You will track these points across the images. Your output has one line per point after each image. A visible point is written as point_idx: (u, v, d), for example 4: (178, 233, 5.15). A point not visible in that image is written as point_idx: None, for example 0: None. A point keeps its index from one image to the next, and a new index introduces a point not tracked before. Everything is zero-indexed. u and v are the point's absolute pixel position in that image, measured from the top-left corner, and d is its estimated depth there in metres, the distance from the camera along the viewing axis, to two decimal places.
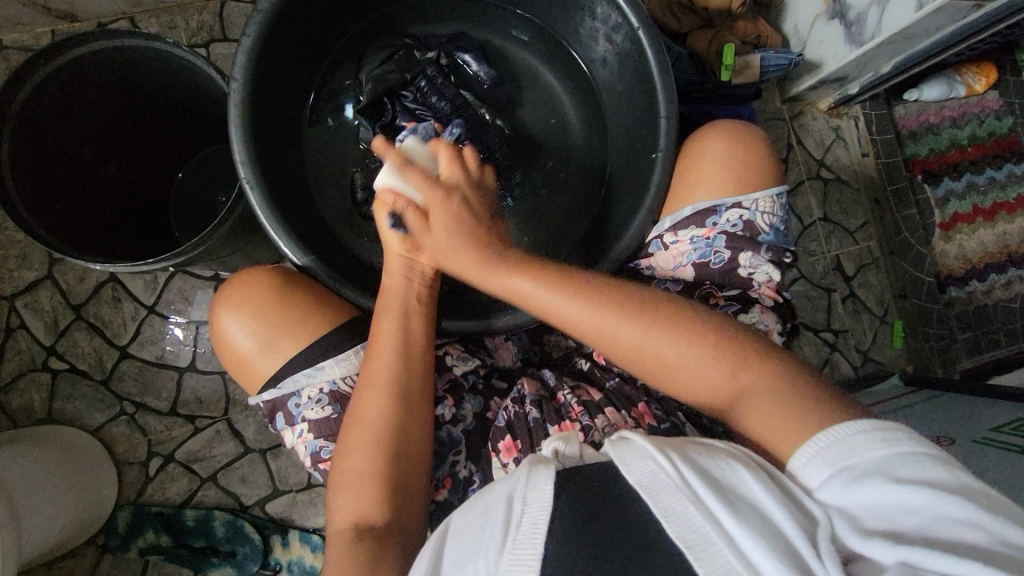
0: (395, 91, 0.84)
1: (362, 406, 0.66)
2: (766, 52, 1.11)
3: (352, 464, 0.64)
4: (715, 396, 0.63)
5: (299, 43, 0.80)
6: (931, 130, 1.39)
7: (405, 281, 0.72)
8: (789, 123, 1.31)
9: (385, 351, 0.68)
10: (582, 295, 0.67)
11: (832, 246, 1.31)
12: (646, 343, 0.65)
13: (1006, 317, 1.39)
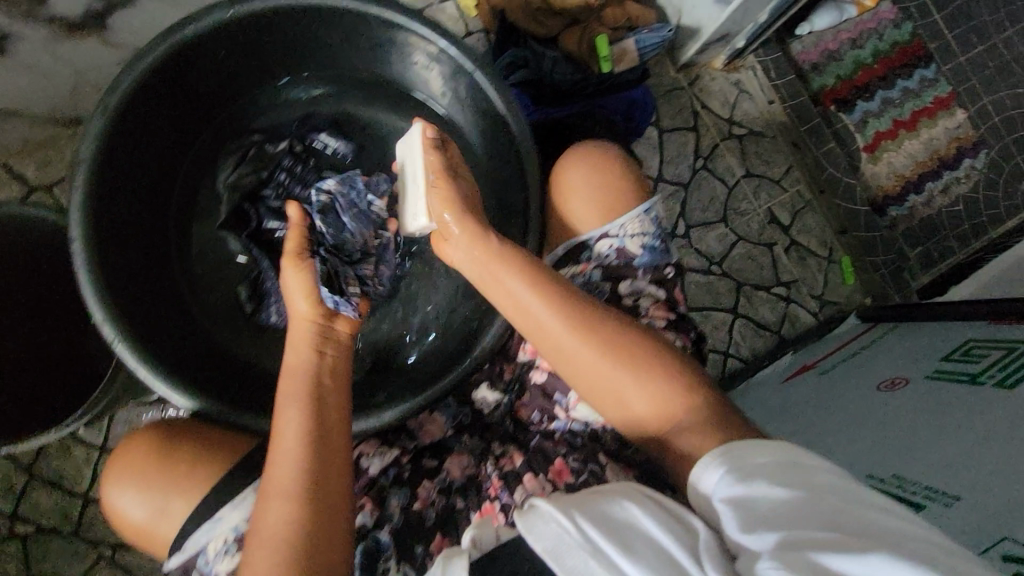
0: (255, 195, 0.85)
1: (271, 485, 0.62)
2: (640, 34, 1.09)
3: (261, 558, 0.58)
4: (644, 422, 0.67)
5: (142, 171, 0.78)
6: (834, 58, 1.36)
7: (314, 353, 0.71)
8: (689, 89, 1.29)
9: (287, 433, 0.64)
10: (542, 287, 0.69)
11: (762, 200, 1.30)
12: (588, 350, 0.67)
13: (950, 222, 1.38)
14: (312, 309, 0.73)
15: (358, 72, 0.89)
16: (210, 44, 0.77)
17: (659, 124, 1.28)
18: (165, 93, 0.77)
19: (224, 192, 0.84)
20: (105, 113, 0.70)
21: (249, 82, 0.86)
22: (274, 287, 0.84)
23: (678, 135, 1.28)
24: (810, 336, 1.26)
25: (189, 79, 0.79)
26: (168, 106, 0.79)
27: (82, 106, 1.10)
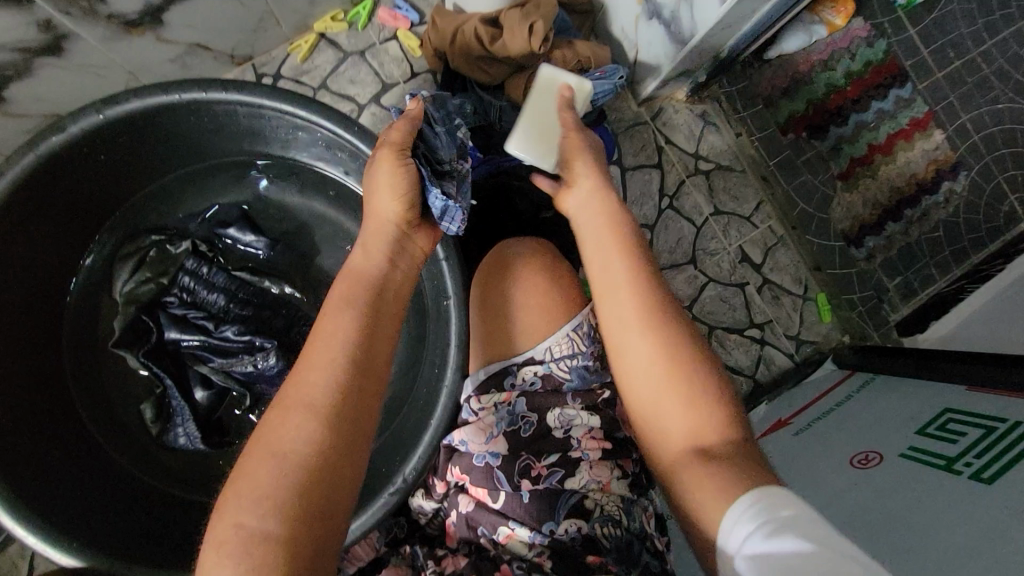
0: (149, 305, 0.87)
1: (303, 397, 0.59)
2: (589, 79, 1.00)
3: (265, 472, 0.55)
4: (673, 442, 0.65)
5: (12, 300, 0.80)
6: (804, 82, 1.25)
7: (386, 264, 0.71)
8: (652, 123, 1.22)
9: (337, 352, 0.62)
10: (637, 268, 0.71)
11: (732, 238, 1.24)
12: (654, 344, 0.67)
13: (932, 247, 1.26)
14: (398, 217, 0.72)
15: (249, 159, 0.92)
16: (82, 148, 0.78)
17: (620, 163, 1.21)
18: (34, 213, 0.79)
19: (122, 301, 0.86)
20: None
21: (140, 184, 0.89)
22: (177, 408, 0.86)
23: (641, 174, 1.22)
24: (787, 380, 1.20)
25: (62, 191, 0.81)
26: (46, 224, 0.81)
27: None
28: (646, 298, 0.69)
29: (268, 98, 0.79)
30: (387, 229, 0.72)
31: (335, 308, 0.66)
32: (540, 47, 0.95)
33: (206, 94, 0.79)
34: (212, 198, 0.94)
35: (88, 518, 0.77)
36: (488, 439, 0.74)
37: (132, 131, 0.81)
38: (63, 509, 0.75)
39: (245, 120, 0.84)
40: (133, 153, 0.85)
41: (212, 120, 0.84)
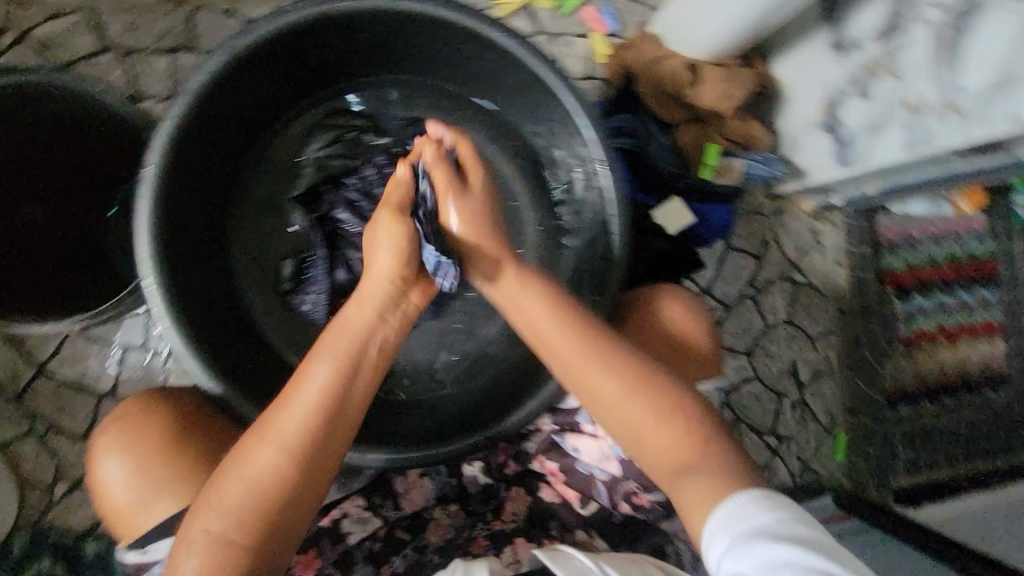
0: (334, 176, 0.87)
1: (275, 428, 0.64)
2: (751, 160, 1.09)
3: (232, 495, 0.62)
4: (659, 457, 0.68)
5: (230, 116, 0.78)
6: (912, 245, 1.24)
7: (376, 318, 0.73)
8: (770, 219, 1.28)
9: (312, 392, 0.66)
10: (597, 360, 0.70)
11: (791, 351, 1.29)
12: (636, 407, 0.68)
13: None
14: (393, 267, 0.75)
15: (461, 95, 0.88)
16: (353, 22, 0.75)
17: (728, 240, 1.26)
18: (286, 53, 0.76)
19: (311, 165, 0.87)
20: (231, 54, 0.69)
21: (365, 67, 0.85)
22: (314, 278, 0.85)
23: (741, 258, 1.27)
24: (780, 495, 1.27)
25: (313, 46, 0.77)
26: (285, 64, 0.78)
27: None
28: (627, 379, 0.69)
29: (540, 55, 0.73)
30: (377, 291, 0.74)
31: (321, 351, 0.69)
32: (730, 113, 1.04)
33: (474, 20, 0.72)
34: (409, 108, 0.89)
35: (222, 345, 0.76)
36: (602, 458, 0.84)
37: (399, 29, 0.77)
38: (207, 334, 0.74)
39: (495, 59, 0.78)
40: (382, 44, 0.81)
41: (465, 49, 0.78)
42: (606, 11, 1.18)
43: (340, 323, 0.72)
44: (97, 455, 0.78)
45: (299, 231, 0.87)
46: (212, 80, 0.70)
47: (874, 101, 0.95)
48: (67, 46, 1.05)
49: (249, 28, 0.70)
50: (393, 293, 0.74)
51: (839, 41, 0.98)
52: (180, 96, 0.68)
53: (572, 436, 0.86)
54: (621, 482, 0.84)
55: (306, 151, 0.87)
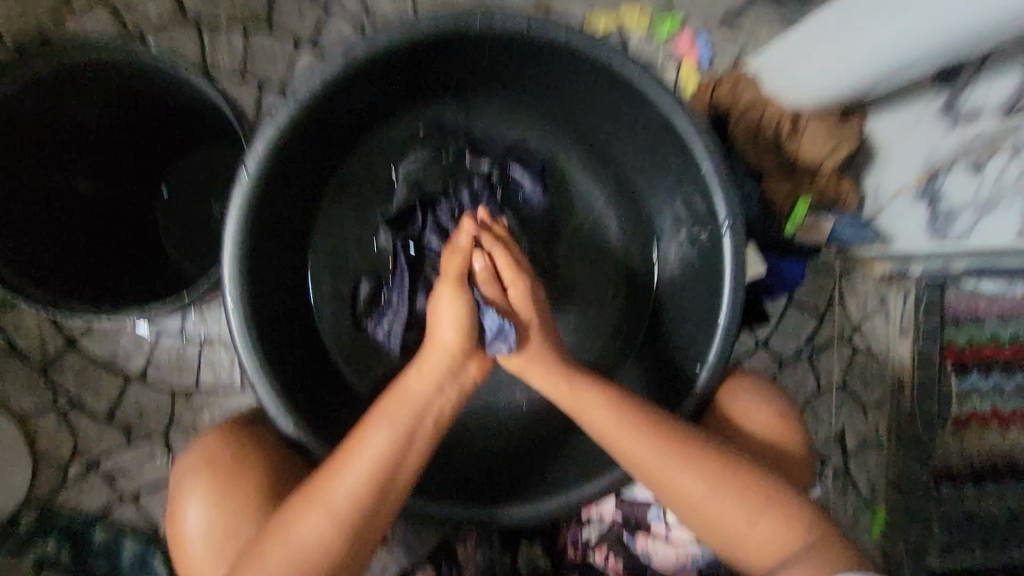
0: (432, 202, 0.79)
1: (327, 494, 0.60)
2: (840, 220, 1.06)
3: (278, 565, 0.59)
4: (754, 550, 0.66)
5: (332, 123, 0.74)
6: (975, 319, 1.16)
7: (433, 391, 0.65)
8: (837, 278, 1.22)
9: (366, 460, 0.61)
10: (674, 455, 0.66)
11: (840, 416, 1.24)
12: (722, 503, 0.65)
13: (992, 528, 1.21)
14: (458, 344, 0.65)
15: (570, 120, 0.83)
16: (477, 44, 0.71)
17: (791, 294, 1.20)
18: (399, 66, 0.72)
19: (401, 182, 0.82)
20: (349, 62, 0.65)
21: (477, 89, 0.82)
22: (393, 301, 0.77)
23: (802, 315, 1.21)
24: None
25: (429, 62, 0.74)
26: (399, 75, 0.75)
27: None
28: (702, 473, 0.66)
29: (679, 113, 0.69)
30: (438, 365, 0.65)
31: (377, 419, 0.63)
32: (828, 168, 1.00)
33: (618, 63, 0.68)
34: (518, 133, 0.86)
35: (284, 356, 0.71)
36: (677, 565, 0.78)
37: (528, 57, 0.73)
38: (274, 342, 0.70)
39: (626, 101, 0.74)
40: (503, 69, 0.77)
41: (593, 82, 0.74)
42: (700, 41, 1.10)
43: (398, 394, 0.65)
44: (179, 502, 0.68)
45: (378, 250, 0.82)
46: (322, 88, 0.66)
47: (985, 178, 0.91)
48: (140, 11, 1.00)
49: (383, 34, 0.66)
50: (455, 372, 0.66)
51: (953, 108, 0.92)
52: (288, 103, 0.64)
53: (641, 541, 0.80)
54: None
55: (398, 167, 0.82)
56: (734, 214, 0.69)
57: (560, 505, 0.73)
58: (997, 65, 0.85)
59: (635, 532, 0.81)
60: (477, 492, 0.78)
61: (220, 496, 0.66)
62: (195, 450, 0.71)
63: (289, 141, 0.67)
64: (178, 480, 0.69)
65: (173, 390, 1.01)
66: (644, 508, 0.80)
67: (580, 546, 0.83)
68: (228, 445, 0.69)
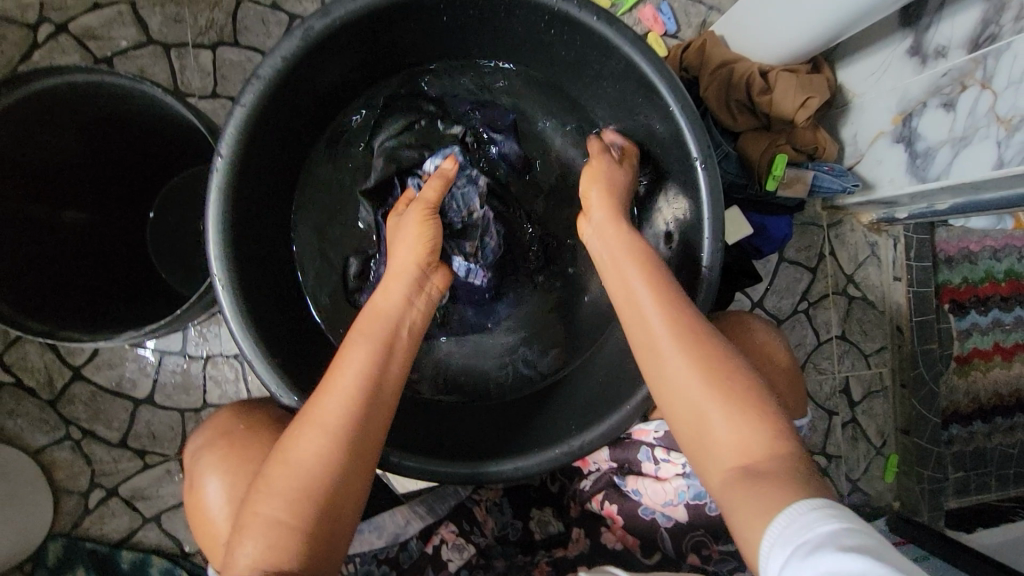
0: (407, 170, 0.76)
1: (316, 410, 0.55)
2: (820, 171, 1.05)
3: (282, 480, 0.53)
4: (722, 455, 0.56)
5: (300, 105, 0.68)
6: (970, 258, 1.19)
7: (404, 304, 0.63)
8: (826, 231, 1.22)
9: (349, 373, 0.57)
10: (688, 337, 0.59)
11: (844, 367, 1.24)
12: (707, 404, 0.57)
13: (1002, 461, 1.22)
14: (421, 254, 0.65)
15: (530, 80, 0.79)
16: (434, 7, 0.65)
17: (781, 252, 1.20)
18: (361, 38, 0.66)
19: (379, 156, 0.77)
20: (308, 40, 0.60)
21: (432, 52, 0.75)
22: (381, 275, 0.75)
23: (795, 270, 1.21)
24: None
25: (390, 29, 0.67)
26: (362, 49, 0.68)
27: None
28: (692, 359, 0.58)
29: (645, 55, 0.64)
30: (406, 278, 0.64)
31: (353, 339, 0.60)
32: (803, 119, 0.99)
33: (577, 10, 0.63)
34: (485, 97, 0.80)
35: (291, 354, 0.65)
36: (668, 503, 0.72)
37: (483, 16, 0.68)
38: (281, 347, 0.64)
39: (589, 53, 0.69)
40: (461, 32, 0.72)
41: (556, 36, 0.69)
42: (664, 10, 1.10)
43: (372, 307, 0.63)
44: (198, 475, 0.61)
45: (363, 226, 0.78)
46: (286, 64, 0.60)
47: (959, 113, 0.89)
48: (108, 41, 1.01)
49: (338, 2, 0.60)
50: (424, 284, 0.65)
51: (921, 48, 0.93)
52: (253, 83, 0.59)
53: (629, 482, 0.74)
54: (691, 531, 0.72)
55: (373, 141, 0.78)
56: (706, 149, 0.65)
57: (559, 453, 0.65)
58: (958, 1, 0.87)
59: (623, 474, 0.75)
60: (486, 449, 0.69)
61: (237, 461, 0.59)
62: (210, 427, 0.64)
63: (257, 125, 0.62)
64: (196, 457, 0.63)
65: (182, 409, 1.02)
66: (633, 449, 0.74)
67: (577, 496, 0.77)
68: (239, 419, 0.63)
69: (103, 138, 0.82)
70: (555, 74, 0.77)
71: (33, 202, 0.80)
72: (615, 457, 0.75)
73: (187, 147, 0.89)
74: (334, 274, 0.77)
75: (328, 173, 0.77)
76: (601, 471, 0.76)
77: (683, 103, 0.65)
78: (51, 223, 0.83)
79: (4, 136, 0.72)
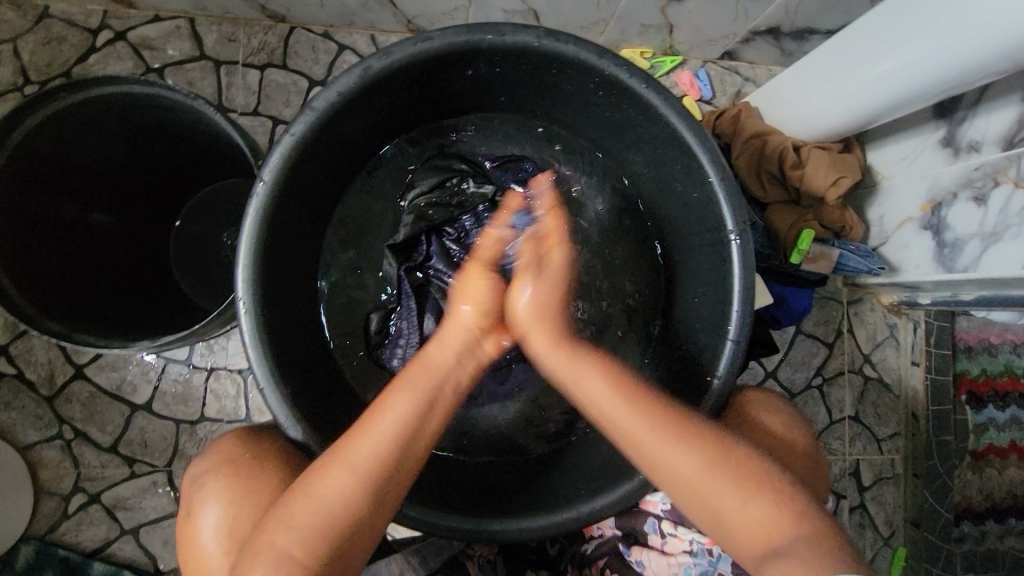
0: (438, 227, 0.76)
1: (347, 449, 0.55)
2: (845, 249, 1.05)
3: (302, 515, 0.52)
4: (743, 535, 0.57)
5: (348, 137, 0.69)
6: (989, 350, 1.16)
7: (455, 362, 0.62)
8: (845, 307, 1.20)
9: (390, 420, 0.56)
10: (672, 434, 0.59)
11: (854, 449, 1.18)
12: (714, 482, 0.57)
13: (1013, 566, 1.17)
14: (474, 319, 0.65)
15: (570, 134, 0.81)
16: (488, 59, 0.66)
17: (799, 323, 1.18)
18: (415, 81, 0.67)
19: (410, 213, 0.75)
20: (363, 78, 0.61)
21: (479, 101, 0.76)
22: (403, 327, 0.74)
23: (812, 344, 1.18)
24: None
25: (443, 76, 0.69)
26: (413, 92, 0.69)
27: (295, 11, 1.02)
28: (691, 444, 0.58)
29: (688, 125, 0.65)
30: (461, 334, 0.64)
31: (398, 383, 0.59)
32: (832, 198, 1.00)
33: (626, 75, 0.64)
34: (526, 149, 0.82)
35: (305, 384, 0.64)
36: None
37: (531, 72, 0.69)
38: (296, 376, 0.63)
39: (633, 116, 0.70)
40: (509, 86, 0.73)
41: (602, 97, 0.70)
42: (701, 77, 1.13)
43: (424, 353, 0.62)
44: (197, 503, 0.59)
45: (384, 275, 0.77)
46: (341, 99, 0.61)
47: (991, 208, 0.90)
48: (162, 52, 1.04)
49: (398, 45, 0.61)
50: (478, 343, 0.64)
51: (954, 141, 0.94)
52: (307, 113, 0.60)
53: (634, 554, 0.71)
54: None
55: (408, 196, 0.77)
56: (742, 224, 0.65)
57: (566, 518, 0.63)
58: (994, 100, 0.88)
59: (629, 545, 0.72)
60: (493, 503, 0.66)
61: (242, 491, 0.57)
62: (214, 451, 0.62)
63: (304, 153, 0.62)
64: (196, 482, 0.60)
65: (178, 419, 1.01)
66: (640, 518, 0.71)
67: (576, 560, 0.74)
68: (248, 446, 0.60)
69: (144, 144, 0.84)
70: (595, 129, 0.78)
71: (64, 201, 0.81)
72: (621, 525, 0.73)
73: (223, 161, 0.90)
74: (358, 305, 0.77)
75: (360, 204, 0.77)
76: (604, 536, 0.74)
77: (723, 174, 0.65)
78: (77, 224, 0.83)
79: (49, 134, 0.73)
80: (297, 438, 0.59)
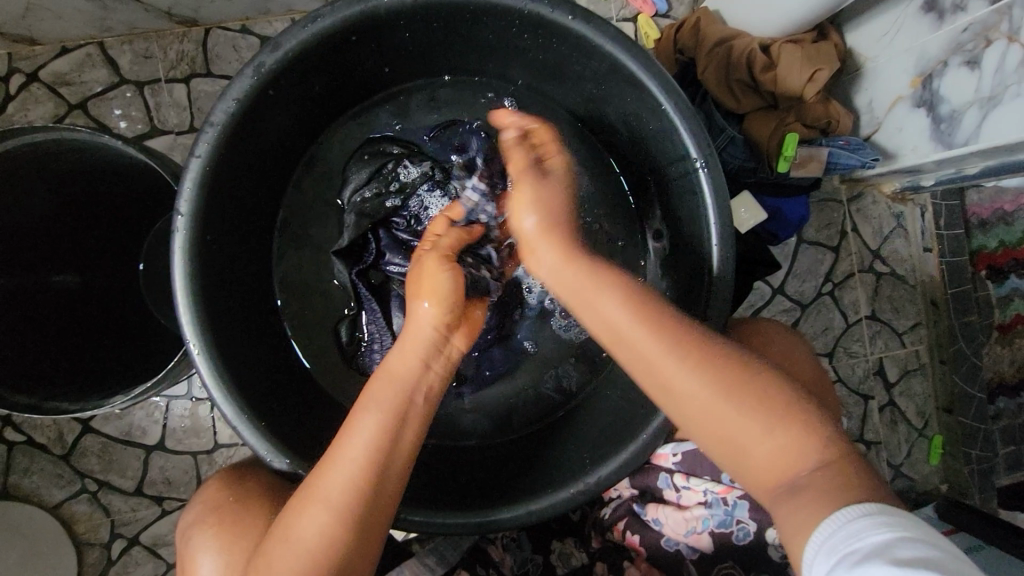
0: (385, 220, 0.72)
1: (320, 484, 0.53)
2: (836, 147, 0.98)
3: (283, 562, 0.51)
4: (756, 472, 0.52)
5: (266, 143, 0.64)
6: (1004, 220, 1.00)
7: (421, 367, 0.59)
8: (846, 206, 1.13)
9: (360, 444, 0.54)
10: (675, 350, 0.54)
11: (876, 348, 1.14)
12: (731, 413, 0.52)
13: None
14: (437, 315, 0.61)
15: (511, 84, 0.74)
16: (396, 23, 0.59)
17: (800, 233, 1.11)
18: (319, 70, 0.62)
19: (350, 212, 0.71)
20: (260, 77, 0.56)
21: (405, 72, 0.70)
22: (374, 332, 0.72)
23: (817, 251, 1.12)
24: None
25: (351, 57, 0.63)
26: (322, 82, 0.64)
27: (204, 11, 0.95)
28: (706, 368, 0.53)
29: (626, 52, 0.58)
30: (422, 331, 0.61)
31: (363, 403, 0.57)
32: (812, 95, 0.92)
33: (548, 9, 0.57)
34: (468, 115, 0.76)
35: (277, 409, 0.62)
36: (691, 532, 0.69)
37: (446, 27, 0.62)
38: (267, 403, 0.61)
39: (568, 53, 0.63)
40: (428, 48, 0.67)
41: (530, 40, 0.63)
42: None
43: (384, 367, 0.59)
44: (192, 554, 0.58)
45: (339, 284, 0.73)
46: (241, 105, 0.56)
47: (985, 71, 0.82)
48: (80, 85, 0.98)
49: (289, 34, 0.56)
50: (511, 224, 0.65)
51: (936, 3, 0.85)
52: (208, 131, 0.55)
53: (650, 513, 0.71)
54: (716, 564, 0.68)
55: (343, 193, 0.72)
56: (707, 150, 0.60)
57: (578, 491, 0.61)
58: None
59: (643, 503, 0.72)
60: (496, 492, 0.65)
61: (234, 535, 0.57)
62: (200, 500, 0.61)
63: (218, 172, 0.58)
64: (188, 534, 0.59)
65: (194, 452, 1.01)
66: (652, 475, 0.72)
67: (597, 526, 0.74)
68: (233, 489, 0.59)
69: (76, 189, 0.80)
70: (535, 78, 0.71)
71: (14, 268, 0.78)
72: (636, 484, 0.74)
73: (163, 191, 0.86)
74: (329, 315, 0.73)
75: (308, 210, 0.73)
76: (622, 497, 0.75)
77: (673, 99, 0.59)
78: (40, 287, 0.81)
79: None
80: (285, 468, 0.58)
